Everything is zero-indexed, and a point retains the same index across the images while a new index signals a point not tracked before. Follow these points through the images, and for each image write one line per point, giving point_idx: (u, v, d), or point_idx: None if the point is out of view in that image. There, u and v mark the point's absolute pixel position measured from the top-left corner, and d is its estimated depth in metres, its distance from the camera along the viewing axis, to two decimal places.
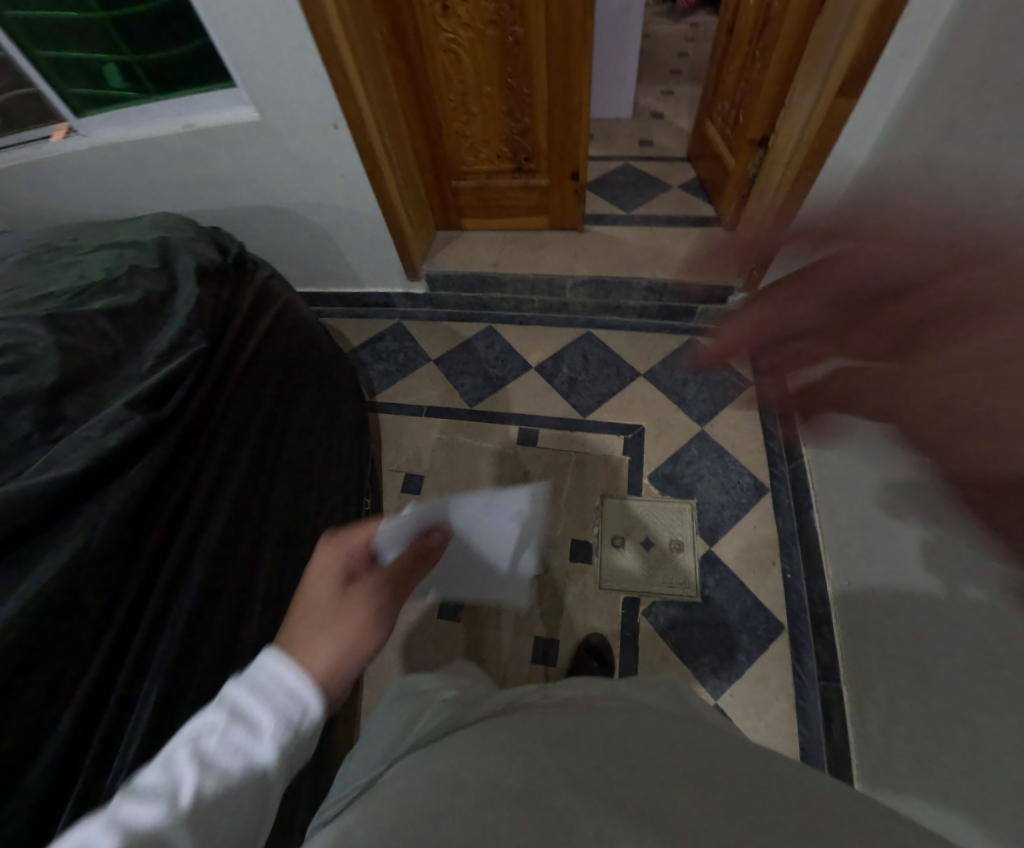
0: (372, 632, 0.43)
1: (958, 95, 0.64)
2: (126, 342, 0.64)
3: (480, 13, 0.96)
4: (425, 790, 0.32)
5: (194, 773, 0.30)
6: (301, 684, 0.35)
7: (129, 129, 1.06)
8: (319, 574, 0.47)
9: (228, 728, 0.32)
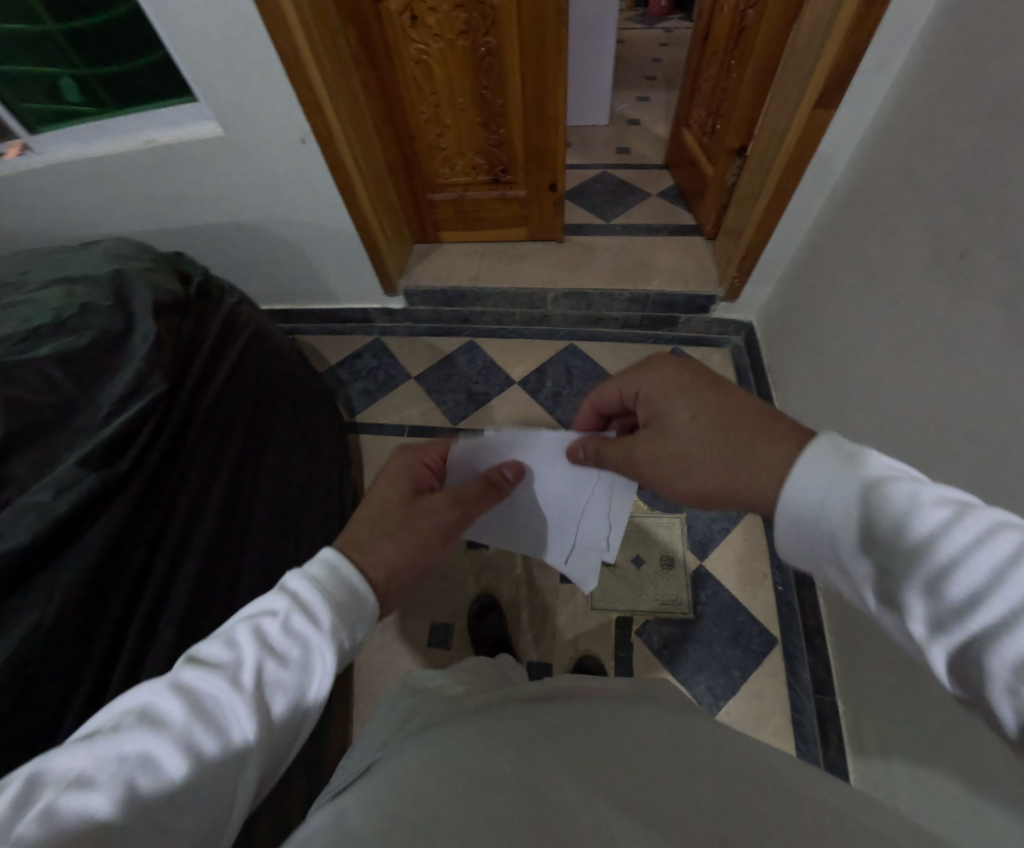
0: (422, 540, 0.53)
1: (937, 108, 0.64)
2: (78, 389, 0.59)
3: (451, 23, 0.93)
4: (420, 769, 0.28)
5: (256, 651, 0.34)
6: (355, 585, 0.41)
7: (87, 146, 1.00)
8: (390, 479, 0.58)
9: (289, 616, 0.37)
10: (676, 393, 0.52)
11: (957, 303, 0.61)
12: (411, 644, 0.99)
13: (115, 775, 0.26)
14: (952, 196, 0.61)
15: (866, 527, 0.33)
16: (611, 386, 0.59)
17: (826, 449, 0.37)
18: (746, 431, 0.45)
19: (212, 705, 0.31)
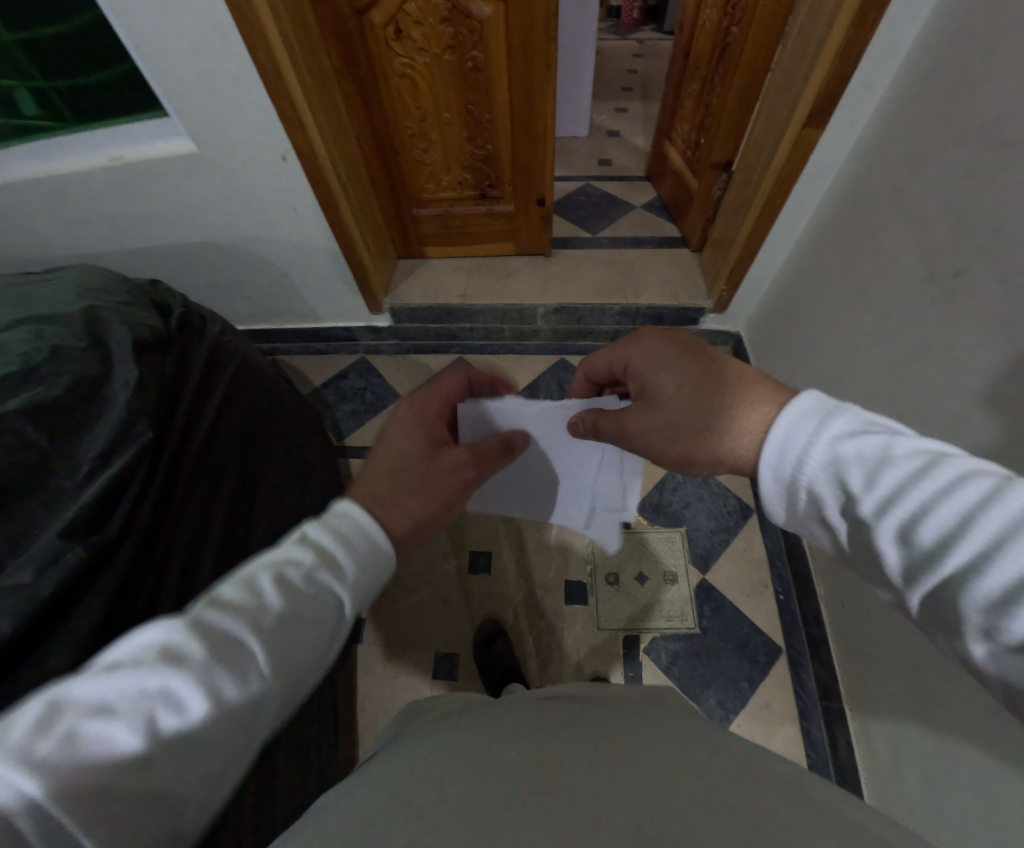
0: (441, 500, 0.52)
1: (925, 131, 0.66)
2: (55, 445, 0.54)
3: (437, 38, 0.91)
4: (429, 763, 0.35)
5: (278, 596, 0.33)
6: (375, 544, 0.39)
7: (47, 163, 0.93)
8: (407, 441, 0.56)
9: (313, 567, 0.35)
10: (659, 363, 0.56)
11: (950, 321, 0.63)
12: (415, 678, 0.95)
13: (140, 707, 0.25)
14: (944, 217, 0.63)
15: (845, 483, 0.37)
16: (602, 356, 0.63)
17: (803, 407, 0.41)
18: (727, 396, 0.49)
19: (237, 647, 0.29)
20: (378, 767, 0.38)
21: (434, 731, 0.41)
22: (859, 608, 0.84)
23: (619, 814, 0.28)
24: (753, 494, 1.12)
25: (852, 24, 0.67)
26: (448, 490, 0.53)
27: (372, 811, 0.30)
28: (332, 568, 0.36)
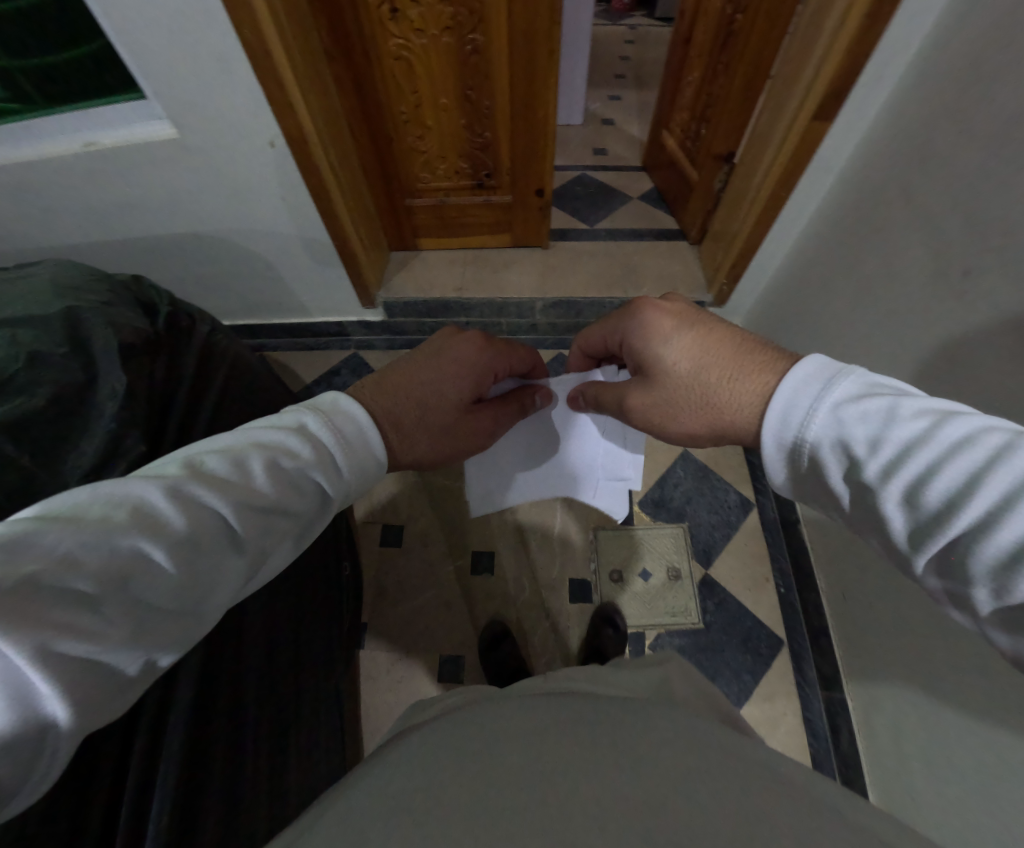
0: (449, 449, 0.59)
1: (936, 125, 0.65)
2: (37, 462, 0.50)
3: (435, 17, 0.87)
4: (460, 759, 0.33)
5: (263, 479, 0.38)
6: (366, 466, 0.47)
7: (13, 148, 0.87)
8: (458, 382, 0.59)
9: (296, 460, 0.41)
10: (648, 329, 0.55)
11: (957, 318, 0.63)
12: (419, 681, 0.94)
13: (110, 553, 0.28)
14: (954, 214, 0.63)
15: (847, 445, 0.37)
16: (599, 331, 0.63)
17: (808, 371, 0.41)
18: (722, 364, 0.49)
19: (205, 520, 0.33)
20: (408, 760, 0.36)
21: (460, 723, 0.40)
22: (862, 602, 0.85)
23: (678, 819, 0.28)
24: (752, 488, 1.13)
25: (867, 15, 0.66)
26: (455, 449, 0.59)
27: (419, 808, 0.29)
28: (315, 463, 0.43)
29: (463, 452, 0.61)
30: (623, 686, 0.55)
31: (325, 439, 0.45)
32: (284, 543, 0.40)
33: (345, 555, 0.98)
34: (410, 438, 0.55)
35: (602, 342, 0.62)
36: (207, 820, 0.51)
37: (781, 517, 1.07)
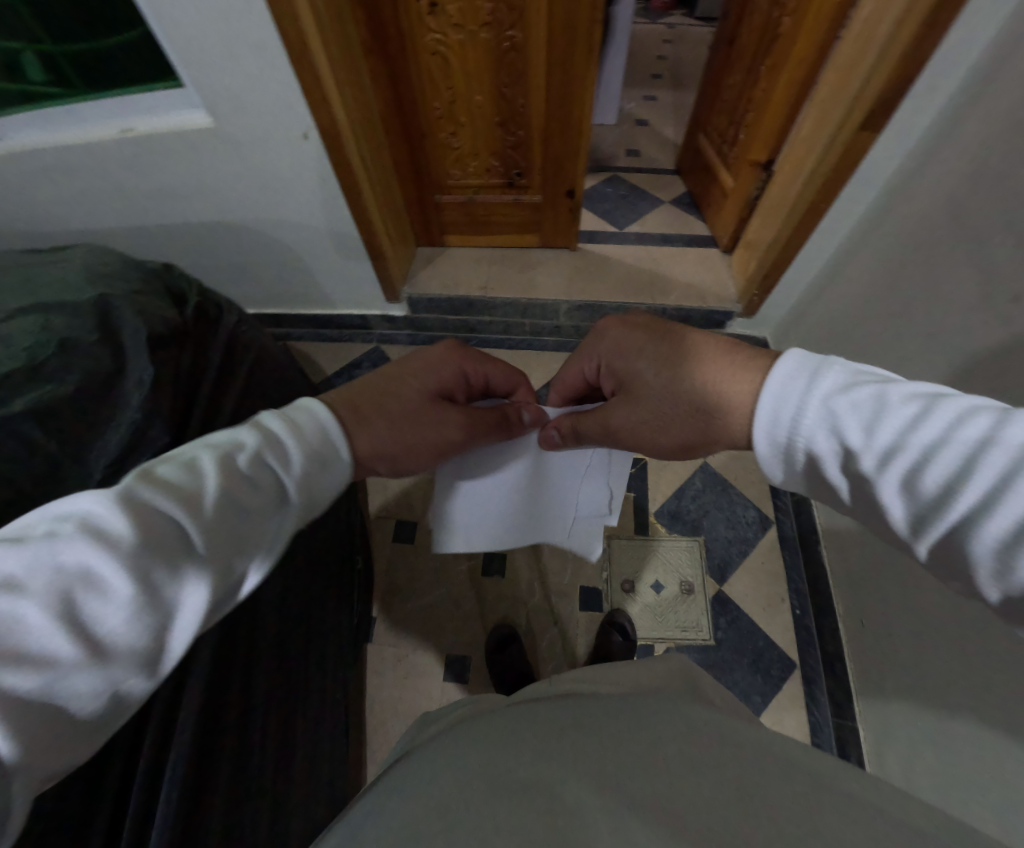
0: (411, 442, 0.54)
1: (990, 143, 0.62)
2: (65, 451, 0.51)
3: (474, 13, 0.86)
4: (469, 768, 0.33)
5: (214, 476, 0.37)
6: (328, 454, 0.46)
7: (56, 132, 0.89)
8: (424, 380, 0.58)
9: (252, 455, 0.40)
10: (629, 349, 0.54)
11: (1004, 347, 0.60)
12: (424, 680, 0.94)
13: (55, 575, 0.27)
14: (1005, 235, 0.59)
15: (840, 435, 0.36)
16: (574, 365, 0.60)
17: (792, 364, 0.40)
18: (705, 373, 0.48)
19: (162, 526, 0.32)
20: (414, 778, 0.35)
21: (469, 734, 0.39)
22: (879, 630, 0.82)
23: (698, 816, 0.27)
24: (772, 505, 1.10)
25: (923, 24, 0.64)
26: (422, 442, 0.54)
27: (426, 829, 0.28)
28: (274, 454, 0.42)
29: (433, 448, 0.55)
30: (632, 683, 0.54)
31: (279, 429, 0.43)
32: (259, 535, 0.38)
33: (359, 549, 0.99)
34: (369, 422, 0.52)
35: (572, 371, 0.60)
36: (214, 808, 0.52)
37: (800, 537, 1.04)
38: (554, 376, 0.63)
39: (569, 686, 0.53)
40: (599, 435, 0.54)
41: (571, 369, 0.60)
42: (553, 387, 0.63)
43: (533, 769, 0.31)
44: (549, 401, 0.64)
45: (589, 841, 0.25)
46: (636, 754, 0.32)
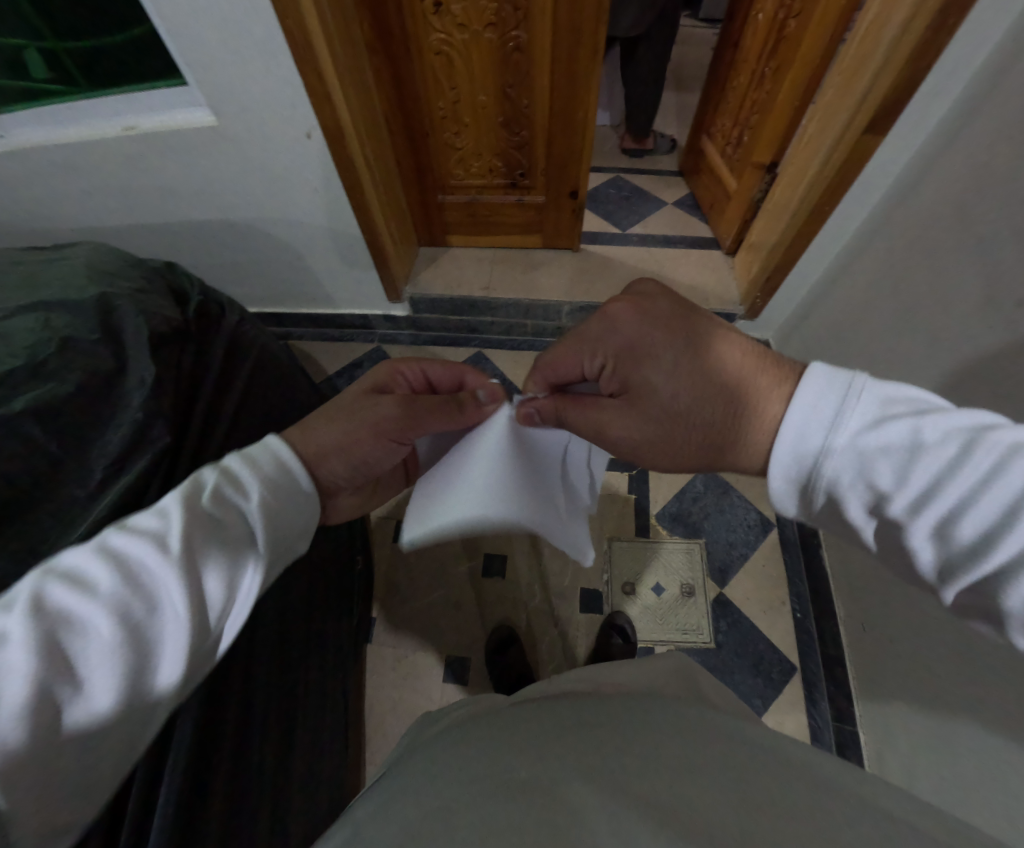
0: (356, 432, 0.54)
1: (991, 147, 0.62)
2: (65, 450, 0.51)
3: (479, 13, 0.86)
4: (469, 766, 0.33)
5: (182, 516, 0.37)
6: (288, 480, 0.46)
7: (58, 130, 0.89)
8: (361, 388, 0.60)
9: (214, 495, 0.40)
10: (650, 358, 0.48)
11: (1008, 351, 0.59)
12: (423, 681, 0.94)
13: (37, 622, 0.28)
14: (1009, 238, 0.59)
15: (868, 478, 0.35)
16: (568, 353, 0.53)
17: (819, 391, 0.38)
18: (716, 401, 0.45)
19: (139, 569, 0.33)
20: (411, 781, 0.35)
21: (465, 736, 0.39)
22: (880, 634, 0.82)
23: (700, 817, 0.26)
24: (774, 508, 1.10)
25: (929, 26, 0.64)
26: (363, 422, 0.54)
27: (422, 832, 0.28)
28: (233, 492, 0.41)
29: (378, 429, 0.55)
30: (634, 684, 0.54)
31: (237, 468, 0.43)
32: (238, 569, 0.38)
33: (359, 550, 0.98)
34: (313, 429, 0.54)
35: (572, 359, 0.53)
36: (212, 807, 0.51)
37: (802, 539, 1.04)
38: (549, 352, 0.55)
39: (572, 686, 0.53)
40: (597, 441, 0.53)
41: (571, 356, 0.52)
42: (545, 363, 0.55)
43: (532, 770, 0.31)
44: (533, 373, 0.57)
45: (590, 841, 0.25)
46: (640, 753, 0.32)
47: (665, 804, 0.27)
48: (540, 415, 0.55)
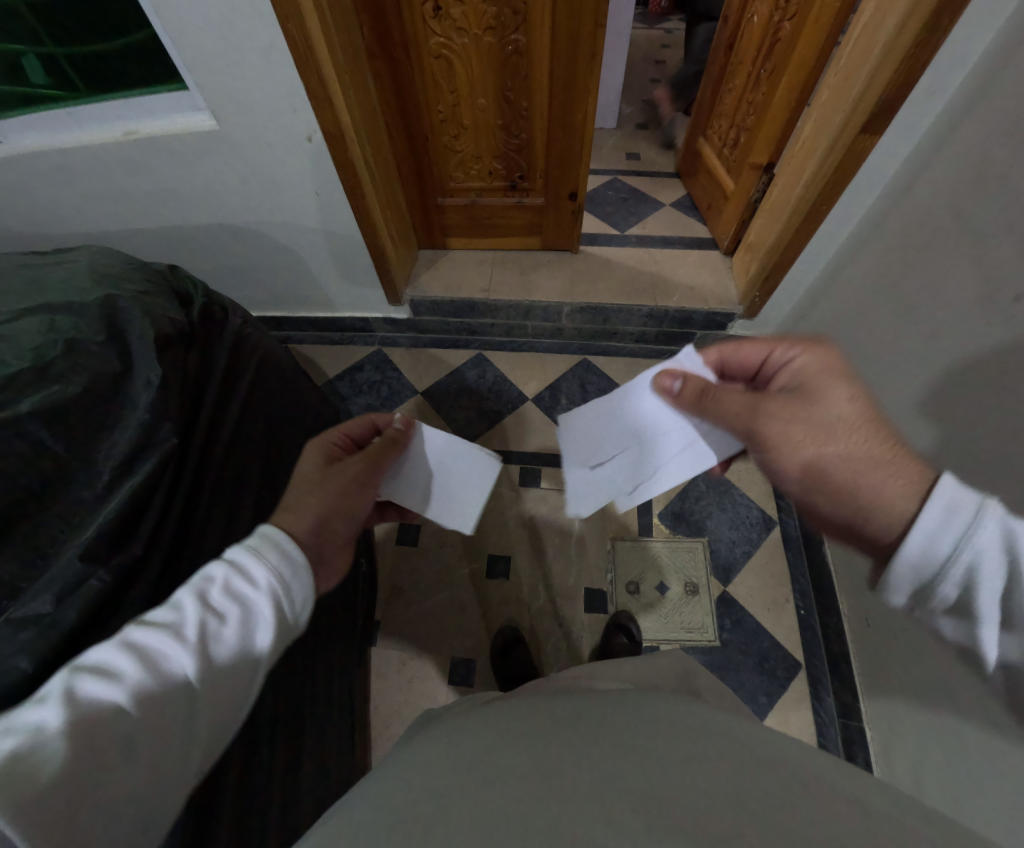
0: (348, 494, 0.53)
1: (985, 145, 0.63)
2: (72, 452, 0.51)
3: (478, 16, 0.87)
4: (480, 752, 0.33)
5: (195, 610, 0.36)
6: (291, 557, 0.42)
7: (57, 136, 0.89)
8: (309, 462, 0.56)
9: (228, 579, 0.39)
10: (829, 374, 0.49)
11: (1004, 344, 0.60)
12: (428, 683, 0.93)
13: (67, 720, 0.29)
14: (1004, 235, 0.60)
15: (1005, 569, 0.37)
16: (765, 345, 0.54)
17: (954, 496, 0.39)
18: (868, 448, 0.45)
19: (158, 666, 0.34)
20: (416, 764, 0.35)
21: (467, 726, 0.38)
22: (884, 629, 0.82)
23: (718, 805, 0.26)
24: (775, 505, 1.11)
25: (923, 27, 0.66)
26: (338, 482, 0.52)
27: (435, 814, 0.28)
28: (246, 576, 0.40)
29: (359, 484, 0.54)
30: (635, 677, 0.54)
31: (246, 548, 0.41)
32: (249, 661, 0.37)
33: (363, 552, 0.98)
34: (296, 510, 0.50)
35: (756, 348, 0.55)
36: (221, 814, 0.51)
37: (804, 536, 1.04)
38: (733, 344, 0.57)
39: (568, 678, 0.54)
40: (744, 425, 0.49)
41: (753, 348, 0.55)
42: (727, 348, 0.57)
43: (543, 760, 0.31)
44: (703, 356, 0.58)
45: (611, 826, 0.25)
46: (654, 748, 0.32)
47: (676, 799, 0.27)
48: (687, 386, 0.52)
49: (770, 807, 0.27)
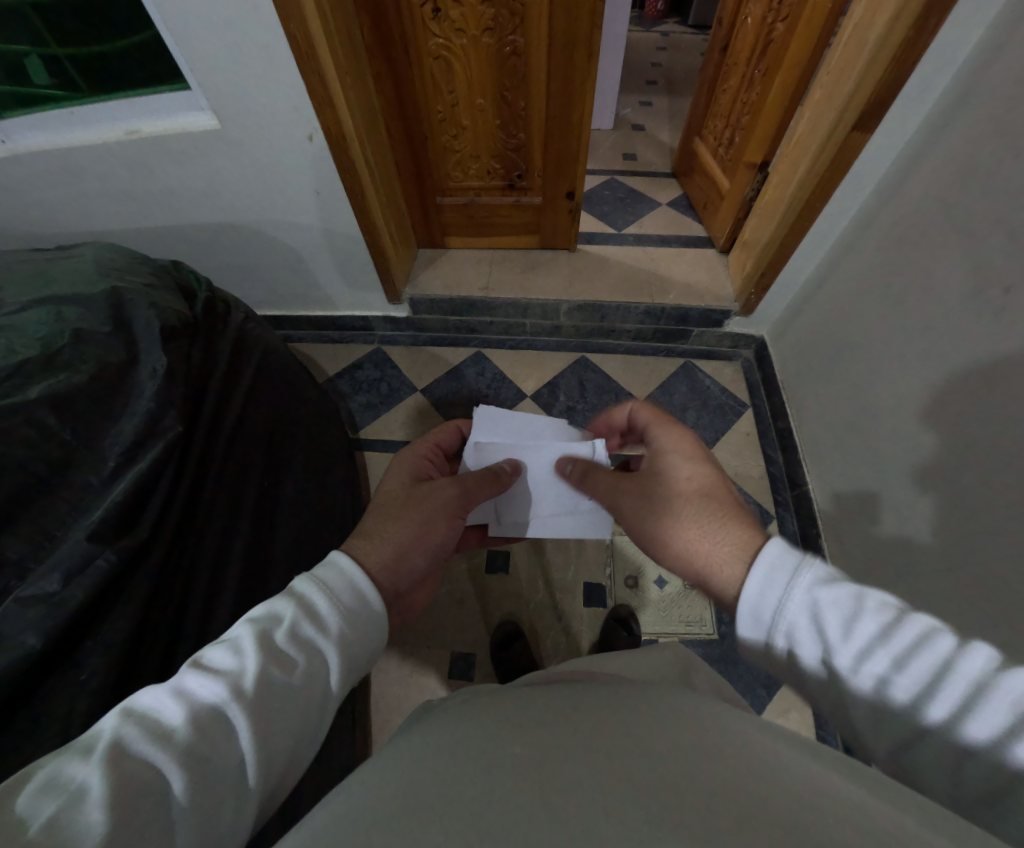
0: (438, 521, 0.56)
1: (980, 137, 0.64)
2: (79, 438, 0.52)
3: (477, 18, 0.88)
4: (477, 735, 0.34)
5: (255, 659, 0.34)
6: (357, 598, 0.41)
7: (61, 135, 0.90)
8: (399, 474, 0.63)
9: (296, 624, 0.37)
10: (684, 448, 0.59)
11: (999, 333, 0.61)
12: (427, 678, 0.93)
13: (111, 784, 0.26)
14: (994, 229, 0.62)
15: (823, 632, 0.38)
16: (640, 415, 0.65)
17: (776, 553, 0.42)
18: (716, 505, 0.52)
19: (213, 719, 0.31)
20: (411, 745, 0.36)
21: (461, 715, 0.39)
22: None
23: (710, 776, 0.27)
24: (773, 501, 1.06)
25: (913, 26, 0.67)
26: (428, 504, 0.56)
27: (435, 789, 0.28)
28: (313, 621, 0.38)
29: (446, 508, 0.57)
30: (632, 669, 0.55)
31: (309, 590, 0.40)
32: (304, 713, 0.35)
33: None
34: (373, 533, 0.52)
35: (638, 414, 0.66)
36: None
37: (802, 533, 0.99)
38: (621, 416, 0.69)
39: (565, 669, 0.55)
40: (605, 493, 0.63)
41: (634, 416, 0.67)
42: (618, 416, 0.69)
43: (543, 747, 0.31)
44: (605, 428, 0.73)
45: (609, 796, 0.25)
46: (656, 736, 0.32)
47: (675, 777, 0.27)
48: (578, 467, 0.69)
49: (754, 773, 0.28)
